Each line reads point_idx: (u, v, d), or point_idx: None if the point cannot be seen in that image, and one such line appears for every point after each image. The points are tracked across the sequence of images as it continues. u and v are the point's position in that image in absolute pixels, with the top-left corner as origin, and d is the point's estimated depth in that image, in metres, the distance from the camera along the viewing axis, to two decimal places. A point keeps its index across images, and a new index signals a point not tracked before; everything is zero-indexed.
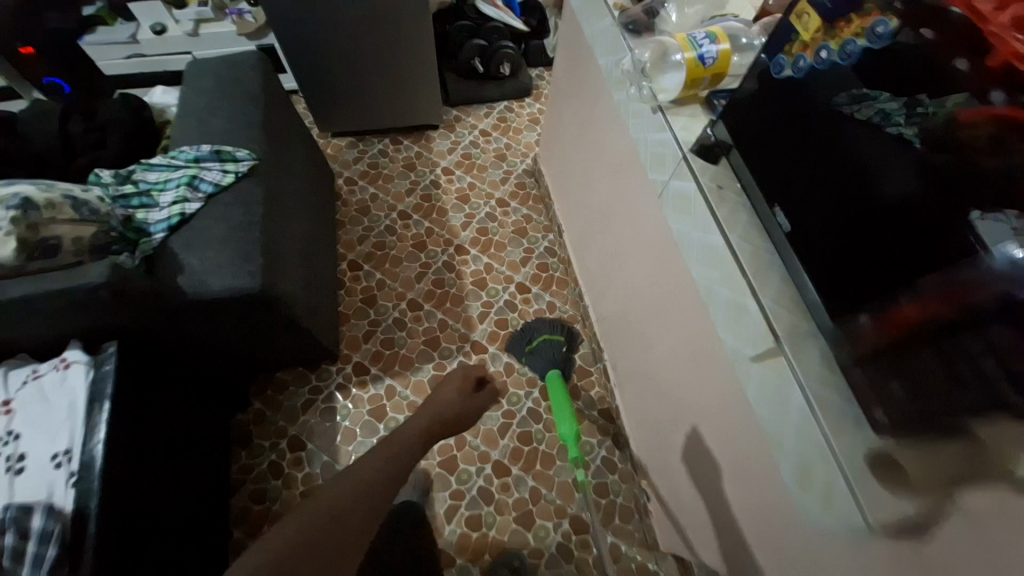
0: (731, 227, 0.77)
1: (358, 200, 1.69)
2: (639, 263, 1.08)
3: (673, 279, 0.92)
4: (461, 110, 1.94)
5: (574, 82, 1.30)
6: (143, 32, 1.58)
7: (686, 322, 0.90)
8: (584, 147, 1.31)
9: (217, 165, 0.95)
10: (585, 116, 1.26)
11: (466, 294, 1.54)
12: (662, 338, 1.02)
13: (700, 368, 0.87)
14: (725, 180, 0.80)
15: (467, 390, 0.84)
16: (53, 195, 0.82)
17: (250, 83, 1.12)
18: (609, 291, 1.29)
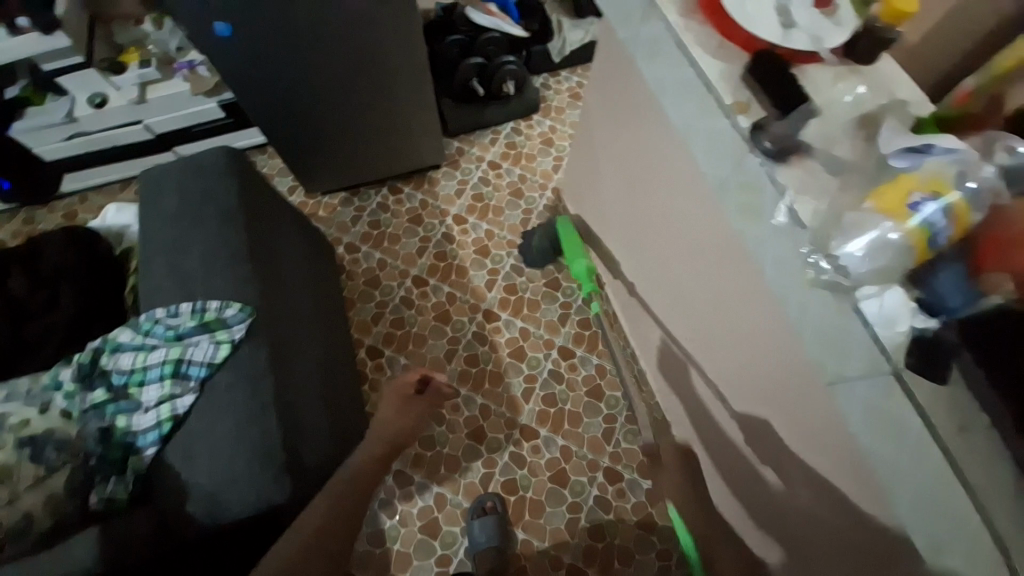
0: (987, 489, 0.47)
1: (365, 270, 1.47)
2: (668, 260, 0.96)
3: (716, 291, 0.81)
4: (463, 139, 1.68)
5: (614, 123, 1.01)
6: (79, 105, 1.32)
7: (734, 337, 0.80)
8: (615, 174, 1.10)
9: (204, 336, 0.74)
10: (614, 126, 1.01)
11: (504, 369, 1.37)
12: (695, 338, 0.96)
13: (746, 378, 0.82)
14: (965, 414, 0.49)
15: (405, 399, 0.99)
16: (7, 452, 0.68)
17: (220, 196, 0.89)
18: (670, 366, 1.14)
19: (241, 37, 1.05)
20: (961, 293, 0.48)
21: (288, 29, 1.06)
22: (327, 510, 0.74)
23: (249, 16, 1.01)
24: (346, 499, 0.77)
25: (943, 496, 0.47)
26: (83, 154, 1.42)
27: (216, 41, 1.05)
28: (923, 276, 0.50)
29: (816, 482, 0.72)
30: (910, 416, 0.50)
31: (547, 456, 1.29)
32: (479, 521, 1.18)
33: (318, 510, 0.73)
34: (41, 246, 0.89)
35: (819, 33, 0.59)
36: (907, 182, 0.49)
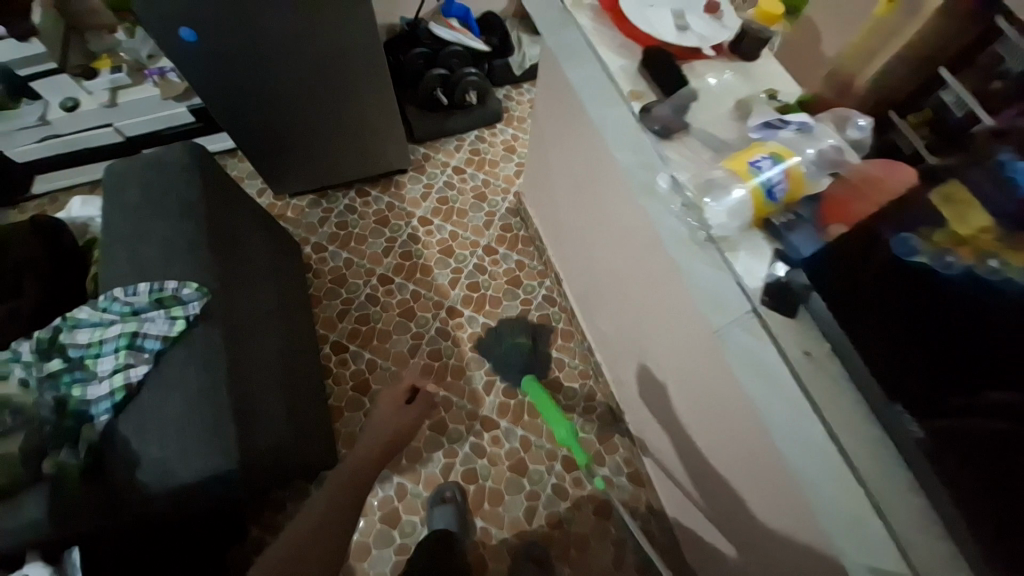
0: (832, 411, 0.53)
1: (332, 268, 1.51)
2: (608, 248, 1.03)
3: (647, 268, 0.88)
4: (429, 146, 1.76)
5: (556, 124, 1.09)
6: (51, 108, 1.35)
7: (666, 311, 0.87)
8: (564, 176, 1.18)
9: (161, 312, 0.78)
10: (558, 127, 1.08)
11: (466, 362, 1.42)
12: (637, 323, 1.02)
13: (678, 352, 0.88)
14: (811, 343, 0.56)
15: (397, 404, 1.07)
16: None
17: (182, 187, 0.94)
18: (620, 353, 1.21)
19: (205, 43, 1.10)
20: (811, 241, 0.54)
21: (253, 36, 1.12)
22: (333, 498, 0.86)
23: (215, 23, 1.07)
24: (349, 496, 0.88)
25: (797, 419, 0.54)
26: (51, 156, 1.44)
27: (182, 46, 1.10)
28: (776, 229, 0.57)
29: (737, 442, 0.79)
30: (773, 358, 0.56)
31: (507, 446, 1.33)
32: (439, 509, 1.20)
33: (321, 506, 0.85)
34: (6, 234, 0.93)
35: (707, 35, 0.68)
36: (756, 150, 0.58)
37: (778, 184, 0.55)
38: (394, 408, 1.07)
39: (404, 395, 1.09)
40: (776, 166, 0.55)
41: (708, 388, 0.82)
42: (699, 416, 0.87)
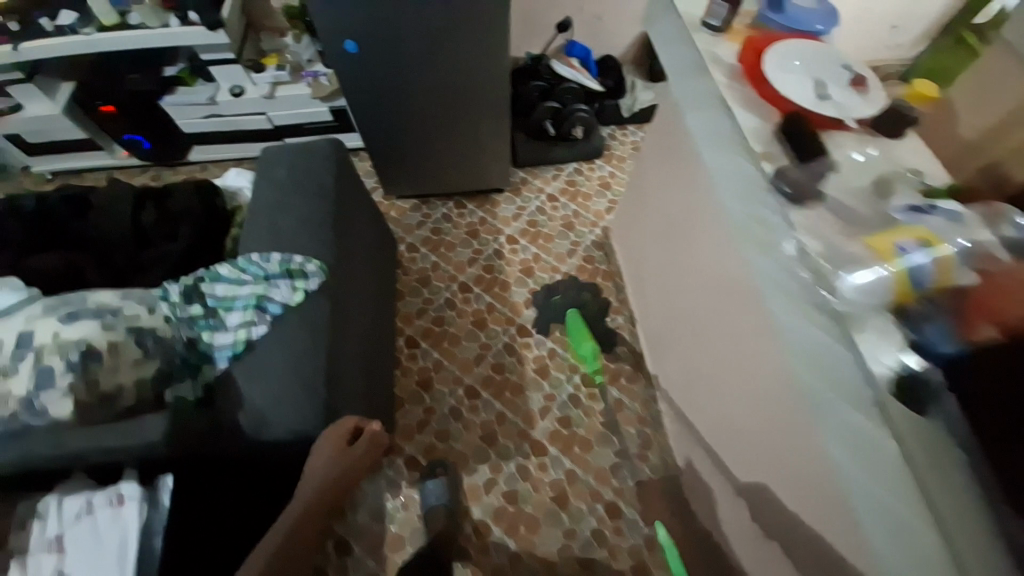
0: (962, 528, 0.47)
1: (420, 268, 1.62)
2: (702, 298, 1.00)
3: (746, 325, 0.84)
4: (528, 171, 1.85)
5: (665, 160, 1.10)
6: (221, 92, 1.58)
7: (762, 375, 0.82)
8: (661, 220, 1.18)
9: (286, 281, 0.88)
10: (667, 172, 1.08)
11: (526, 383, 1.43)
12: (724, 382, 0.97)
13: (770, 420, 0.82)
14: (937, 444, 0.50)
15: (340, 446, 0.80)
16: (116, 334, 0.79)
17: (322, 175, 1.06)
18: (689, 405, 1.16)
19: (363, 53, 1.26)
20: (950, 342, 0.51)
21: (403, 54, 1.27)
22: (283, 531, 0.74)
23: (378, 40, 1.23)
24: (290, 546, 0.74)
25: (916, 529, 0.48)
26: (211, 132, 1.68)
27: (342, 56, 1.27)
28: (909, 316, 0.54)
29: (821, 532, 0.71)
30: (890, 447, 0.51)
31: (552, 476, 1.31)
32: (431, 484, 1.24)
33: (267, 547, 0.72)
34: (174, 191, 1.09)
35: (847, 106, 0.66)
36: (896, 233, 0.56)
37: (924, 272, 0.52)
38: (329, 452, 0.79)
39: (346, 437, 0.81)
40: (924, 253, 0.53)
41: (796, 455, 0.76)
42: (785, 490, 0.80)
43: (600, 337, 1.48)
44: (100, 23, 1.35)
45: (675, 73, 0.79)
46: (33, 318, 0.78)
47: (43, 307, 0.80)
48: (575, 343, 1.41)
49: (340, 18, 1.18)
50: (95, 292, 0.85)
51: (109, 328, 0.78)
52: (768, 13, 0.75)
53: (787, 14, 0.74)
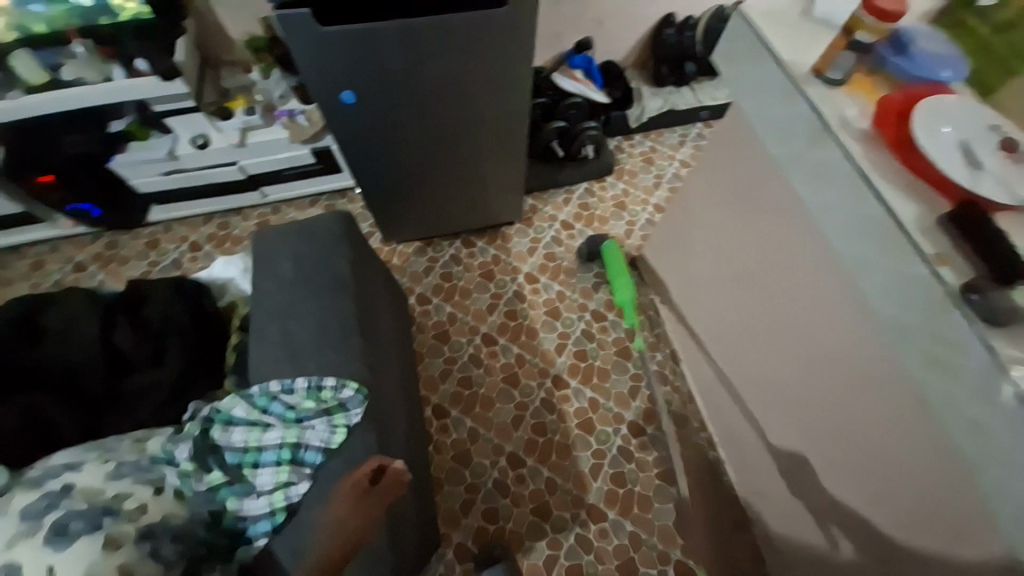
0: None
1: (436, 323, 1.47)
2: (803, 366, 0.86)
3: (890, 418, 0.69)
4: (537, 197, 1.70)
5: (728, 185, 0.94)
6: (181, 144, 1.37)
7: (918, 480, 0.67)
8: (720, 266, 1.04)
9: (323, 417, 0.72)
10: (736, 221, 0.93)
11: (572, 442, 1.33)
12: (840, 463, 0.82)
13: (937, 527, 0.67)
14: None
15: (356, 496, 0.65)
16: (125, 552, 0.59)
17: (336, 262, 0.89)
18: (759, 462, 1.08)
19: (363, 104, 1.07)
20: None
21: (408, 97, 1.08)
22: None
23: (376, 85, 1.03)
24: None
25: None
26: (175, 188, 1.46)
27: (341, 108, 1.07)
28: None
29: None
30: None
31: (615, 543, 1.22)
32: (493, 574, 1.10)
33: None
34: (152, 300, 0.90)
35: (1014, 181, 0.55)
36: None
37: None
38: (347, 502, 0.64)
39: (367, 479, 0.66)
40: None
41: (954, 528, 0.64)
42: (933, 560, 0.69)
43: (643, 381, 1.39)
44: (28, 83, 1.14)
45: (783, 133, 0.69)
46: (13, 541, 0.59)
47: (19, 523, 0.60)
48: (620, 284, 1.42)
49: (334, 68, 0.99)
50: (79, 476, 0.66)
51: (115, 548, 0.59)
52: (893, 59, 0.64)
53: (917, 60, 0.62)
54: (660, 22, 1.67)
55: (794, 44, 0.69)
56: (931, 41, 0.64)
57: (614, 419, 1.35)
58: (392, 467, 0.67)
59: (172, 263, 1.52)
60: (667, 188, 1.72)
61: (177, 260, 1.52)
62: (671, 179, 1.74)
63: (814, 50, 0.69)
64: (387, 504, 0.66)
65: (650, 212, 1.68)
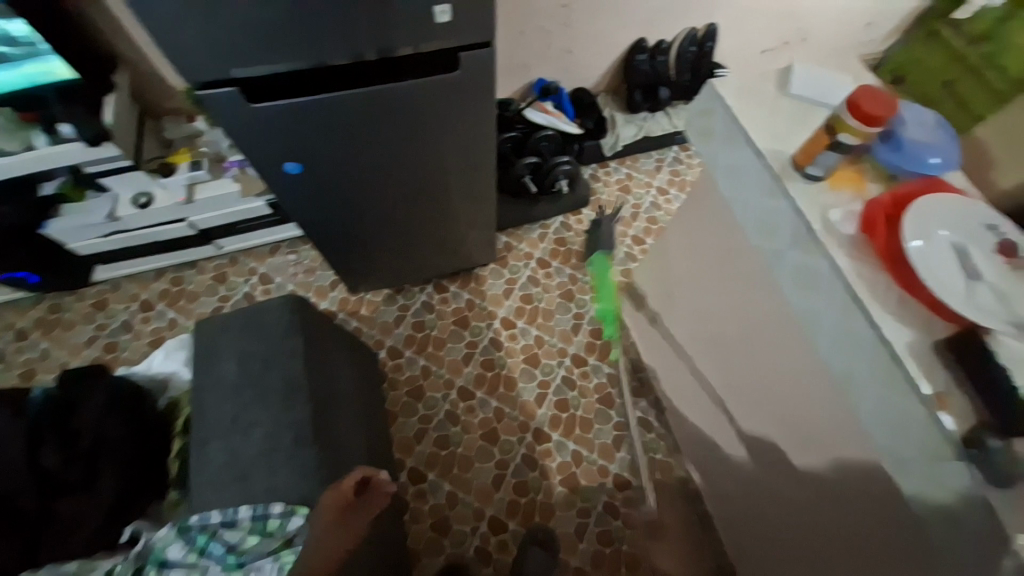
0: None
1: (409, 378, 1.41)
2: (767, 446, 0.81)
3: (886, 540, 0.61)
4: (511, 234, 1.64)
5: (697, 259, 0.89)
6: (120, 203, 1.27)
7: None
8: (692, 333, 0.98)
9: (269, 558, 0.67)
10: (711, 290, 0.86)
11: (556, 501, 1.27)
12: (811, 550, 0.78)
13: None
14: None
15: (339, 511, 0.65)
16: None
17: (286, 361, 0.81)
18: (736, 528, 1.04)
19: (309, 172, 0.98)
20: None
21: (360, 160, 1.00)
22: None
23: (321, 152, 0.94)
24: None
25: None
26: (119, 248, 1.36)
27: (284, 177, 0.98)
28: None
29: None
30: None
31: None
32: None
33: None
34: (86, 408, 0.82)
35: (1009, 294, 0.51)
36: None
37: None
38: (332, 514, 0.64)
39: (350, 495, 0.67)
40: None
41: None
42: None
43: (627, 431, 1.35)
44: None
45: (765, 229, 0.65)
46: None
47: None
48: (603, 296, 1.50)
49: (272, 140, 0.88)
50: None
51: None
52: (878, 147, 0.59)
53: (906, 150, 0.58)
54: (631, 47, 1.61)
55: (769, 130, 0.64)
56: (915, 124, 0.60)
57: (598, 474, 1.31)
58: (380, 476, 0.70)
59: (121, 325, 1.42)
60: (645, 218, 1.67)
61: (127, 322, 1.42)
62: (649, 209, 1.68)
63: (792, 138, 0.64)
64: (371, 517, 0.67)
65: (628, 244, 1.62)
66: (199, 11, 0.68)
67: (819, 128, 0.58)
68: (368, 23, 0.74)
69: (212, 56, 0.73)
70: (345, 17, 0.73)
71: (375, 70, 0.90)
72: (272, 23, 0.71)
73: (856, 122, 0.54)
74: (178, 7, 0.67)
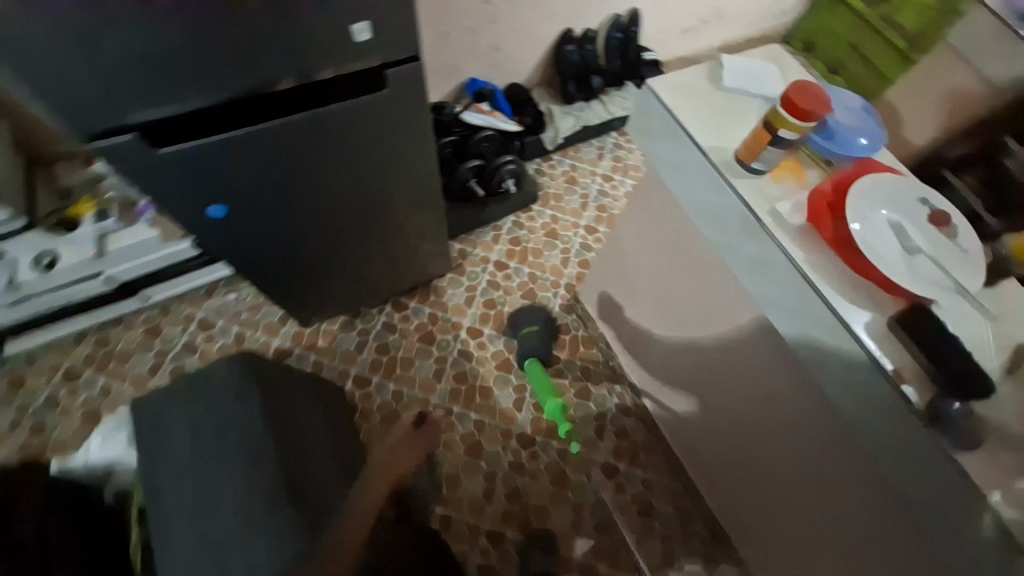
0: None
1: (381, 405, 1.35)
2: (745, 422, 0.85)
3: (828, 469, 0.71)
4: (464, 240, 1.60)
5: (643, 247, 0.92)
6: (21, 267, 1.12)
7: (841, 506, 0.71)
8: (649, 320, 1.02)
9: None
10: (659, 276, 0.90)
11: (549, 502, 1.28)
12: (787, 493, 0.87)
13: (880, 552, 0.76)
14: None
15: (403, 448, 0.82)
16: None
17: (247, 424, 0.76)
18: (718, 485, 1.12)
19: (238, 212, 0.90)
20: None
21: (295, 191, 0.93)
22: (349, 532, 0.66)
23: (250, 188, 0.87)
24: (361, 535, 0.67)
25: None
26: (33, 315, 1.22)
27: (209, 223, 0.89)
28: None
29: None
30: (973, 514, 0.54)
31: None
32: None
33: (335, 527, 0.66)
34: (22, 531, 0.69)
35: (944, 262, 0.55)
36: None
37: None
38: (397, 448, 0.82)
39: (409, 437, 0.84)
40: None
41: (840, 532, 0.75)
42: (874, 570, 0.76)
43: (607, 418, 1.38)
44: None
45: (717, 226, 0.67)
46: None
47: None
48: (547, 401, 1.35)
49: (192, 186, 0.80)
50: None
51: None
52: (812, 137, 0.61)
53: (837, 137, 0.61)
54: (559, 37, 1.61)
55: (709, 128, 0.65)
56: (840, 110, 0.63)
57: (586, 467, 1.32)
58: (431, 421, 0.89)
59: (46, 402, 1.26)
60: (595, 206, 1.68)
61: (52, 395, 1.27)
62: (597, 197, 1.70)
63: (731, 133, 0.65)
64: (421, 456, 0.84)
65: (582, 235, 1.63)
66: (79, 52, 0.59)
67: (758, 123, 0.59)
68: (281, 49, 0.68)
69: (103, 103, 0.65)
70: (254, 44, 0.66)
71: (296, 94, 0.83)
72: (169, 53, 0.63)
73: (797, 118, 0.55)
74: (56, 52, 0.59)
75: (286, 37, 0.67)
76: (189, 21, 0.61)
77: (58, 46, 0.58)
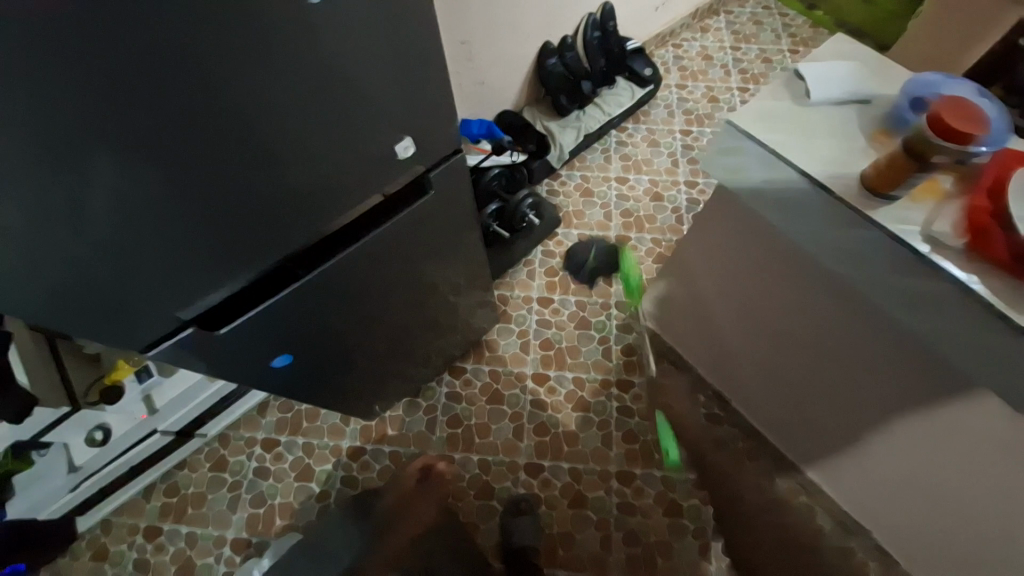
0: None
1: (471, 480, 1.30)
2: None
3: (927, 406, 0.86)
4: (500, 284, 1.53)
5: (728, 255, 1.02)
6: (75, 449, 1.04)
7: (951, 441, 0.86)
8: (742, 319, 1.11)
9: None
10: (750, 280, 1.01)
11: (668, 534, 1.25)
12: (929, 457, 0.91)
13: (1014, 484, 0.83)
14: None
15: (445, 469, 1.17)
16: None
17: None
18: (823, 450, 1.15)
19: (299, 351, 0.85)
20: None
21: (349, 314, 0.87)
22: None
23: (308, 329, 0.82)
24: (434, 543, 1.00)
25: None
26: (95, 490, 1.15)
27: (271, 370, 0.84)
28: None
29: None
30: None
31: None
32: None
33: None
34: None
35: None
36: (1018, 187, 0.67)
37: None
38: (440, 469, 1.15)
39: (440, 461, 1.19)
40: None
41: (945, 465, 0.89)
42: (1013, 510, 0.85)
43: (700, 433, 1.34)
44: None
45: (852, 257, 0.78)
46: None
47: None
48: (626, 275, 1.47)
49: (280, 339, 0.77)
50: None
51: None
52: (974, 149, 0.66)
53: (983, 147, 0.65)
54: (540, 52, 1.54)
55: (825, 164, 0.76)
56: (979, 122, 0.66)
57: (693, 490, 1.28)
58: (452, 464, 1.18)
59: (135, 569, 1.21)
60: (619, 214, 1.61)
61: (139, 558, 1.22)
62: (618, 203, 1.63)
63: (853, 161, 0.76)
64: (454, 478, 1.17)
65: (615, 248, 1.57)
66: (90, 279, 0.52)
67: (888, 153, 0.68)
68: (281, 145, 0.55)
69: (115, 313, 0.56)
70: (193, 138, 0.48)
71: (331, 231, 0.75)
72: (171, 230, 0.54)
73: (948, 144, 0.61)
74: (43, 250, 0.46)
75: (290, 135, 0.54)
76: (165, 142, 0.46)
77: (61, 249, 0.47)
